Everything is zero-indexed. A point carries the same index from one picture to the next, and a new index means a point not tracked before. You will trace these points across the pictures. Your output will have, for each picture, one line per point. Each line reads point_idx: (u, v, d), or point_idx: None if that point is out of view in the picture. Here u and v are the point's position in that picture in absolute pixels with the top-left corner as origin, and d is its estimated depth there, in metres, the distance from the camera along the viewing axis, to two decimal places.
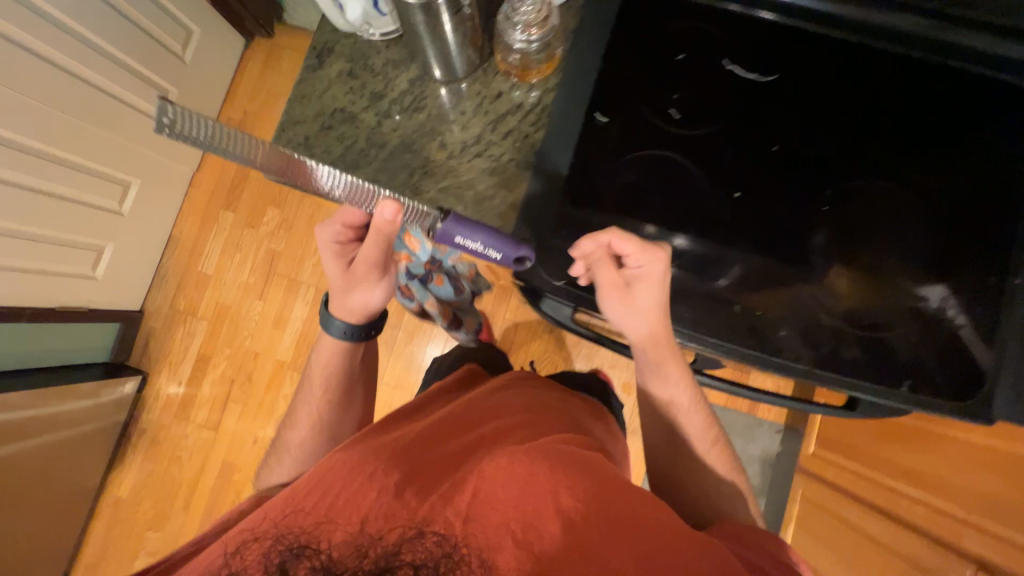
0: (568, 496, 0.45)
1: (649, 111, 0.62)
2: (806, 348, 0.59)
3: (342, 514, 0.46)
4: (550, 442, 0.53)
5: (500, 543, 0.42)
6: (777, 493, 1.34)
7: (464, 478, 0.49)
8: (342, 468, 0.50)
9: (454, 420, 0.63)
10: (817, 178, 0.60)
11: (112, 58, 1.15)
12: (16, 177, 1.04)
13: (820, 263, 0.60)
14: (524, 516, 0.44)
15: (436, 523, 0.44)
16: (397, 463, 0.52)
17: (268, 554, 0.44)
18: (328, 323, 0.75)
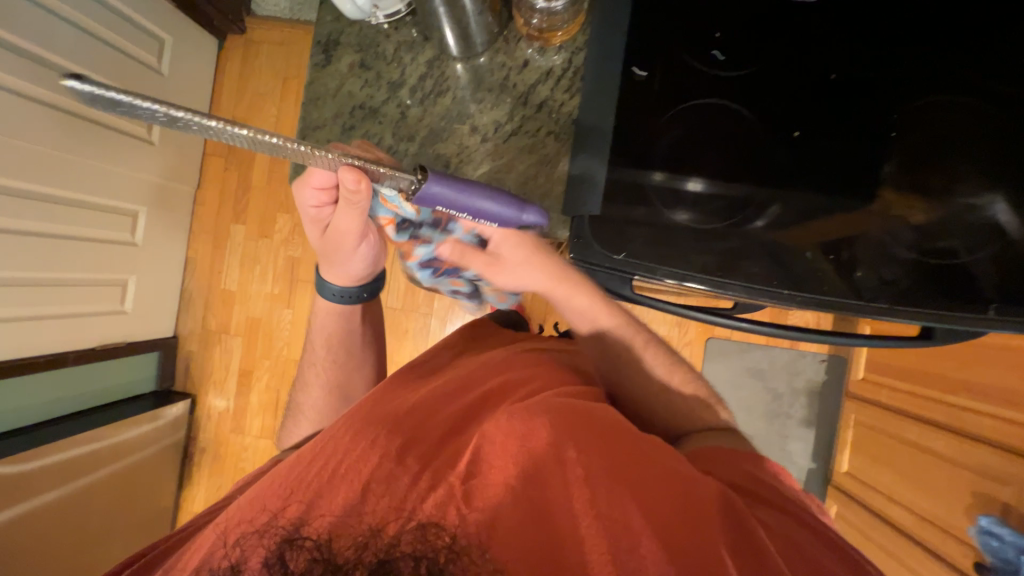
0: (565, 451, 0.48)
1: (692, 57, 0.58)
2: (884, 285, 0.57)
3: (344, 481, 0.47)
4: (546, 396, 0.55)
5: (497, 502, 0.44)
6: (827, 420, 1.37)
7: (460, 447, 0.51)
8: (341, 440, 0.52)
9: (449, 381, 0.64)
10: (875, 102, 0.57)
11: (93, 80, 1.09)
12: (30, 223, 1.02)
13: (888, 193, 0.58)
14: (521, 471, 0.47)
15: (437, 488, 0.45)
16: (396, 433, 0.53)
17: (264, 543, 0.42)
18: (321, 284, 0.78)
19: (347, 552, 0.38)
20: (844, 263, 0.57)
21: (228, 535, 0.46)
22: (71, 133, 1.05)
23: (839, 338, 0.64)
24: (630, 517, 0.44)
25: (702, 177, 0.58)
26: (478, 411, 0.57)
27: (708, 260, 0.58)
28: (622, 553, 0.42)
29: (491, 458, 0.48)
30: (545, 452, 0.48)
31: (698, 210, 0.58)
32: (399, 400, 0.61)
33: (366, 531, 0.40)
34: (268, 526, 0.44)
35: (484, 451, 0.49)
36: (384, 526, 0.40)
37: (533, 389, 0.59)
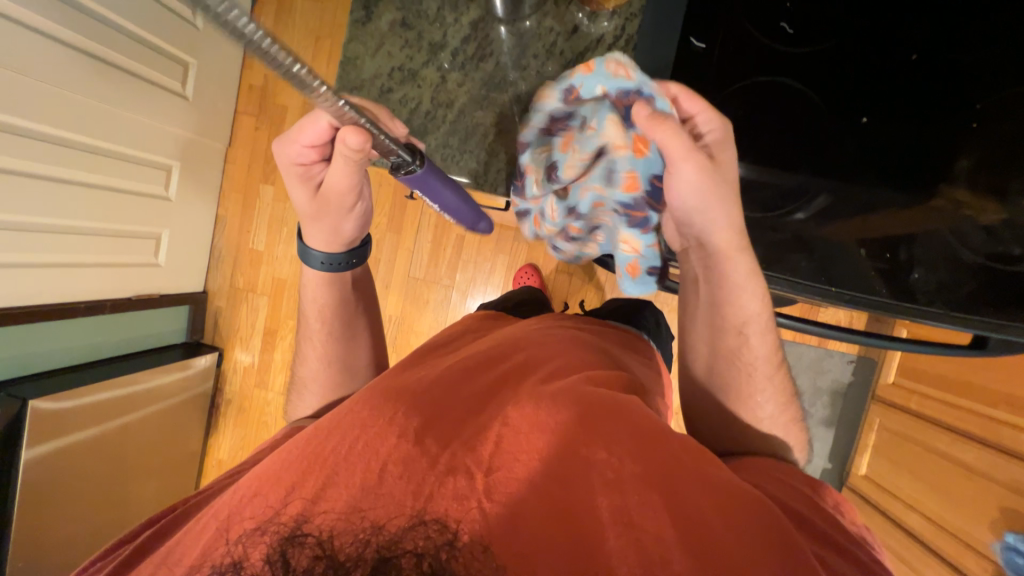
0: (598, 447, 0.45)
1: (755, 32, 0.54)
2: (943, 291, 0.53)
3: (357, 459, 0.44)
4: (581, 385, 0.52)
5: (518, 496, 0.41)
6: (849, 422, 1.34)
7: (483, 430, 0.48)
8: (356, 415, 0.49)
9: (475, 359, 0.61)
10: (957, 89, 0.53)
11: (132, 32, 1.09)
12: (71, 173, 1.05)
13: (956, 188, 0.55)
14: (546, 465, 0.44)
15: (455, 475, 0.42)
16: (414, 408, 0.50)
17: (263, 538, 0.39)
18: (305, 256, 0.67)
19: (349, 548, 0.37)
20: (901, 263, 0.54)
21: (226, 522, 0.42)
22: (109, 84, 1.06)
23: (879, 340, 0.61)
24: (662, 527, 0.40)
25: (739, 163, 0.57)
26: (505, 393, 0.54)
27: (754, 252, 0.55)
28: (652, 567, 0.37)
29: (516, 445, 0.45)
30: (575, 446, 0.45)
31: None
32: (420, 375, 0.58)
33: (368, 525, 0.38)
34: (270, 519, 0.40)
35: (510, 438, 0.46)
36: (388, 521, 0.39)
37: (566, 375, 0.55)
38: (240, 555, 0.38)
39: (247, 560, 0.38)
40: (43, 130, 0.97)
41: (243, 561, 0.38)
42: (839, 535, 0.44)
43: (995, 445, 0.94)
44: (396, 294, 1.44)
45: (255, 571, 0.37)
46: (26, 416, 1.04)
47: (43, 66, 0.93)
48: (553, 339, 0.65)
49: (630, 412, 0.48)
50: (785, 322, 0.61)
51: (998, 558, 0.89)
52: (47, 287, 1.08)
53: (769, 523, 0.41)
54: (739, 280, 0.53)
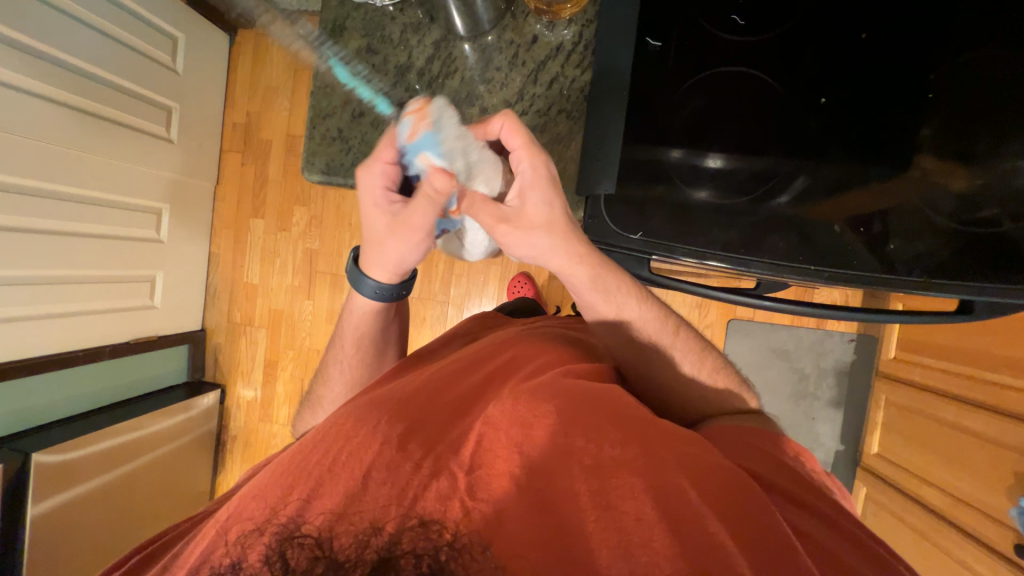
0: (574, 434, 0.45)
1: (709, 25, 0.56)
2: (920, 259, 0.54)
3: (342, 467, 0.43)
4: (554, 376, 0.52)
5: (502, 495, 0.41)
6: (856, 401, 1.33)
7: (466, 433, 0.48)
8: (342, 425, 0.48)
9: (459, 363, 0.62)
10: (914, 60, 0.54)
11: (114, 81, 1.11)
12: (59, 224, 1.06)
13: (924, 158, 0.54)
14: (528, 459, 0.43)
15: (439, 477, 0.42)
16: (399, 415, 0.50)
17: (257, 541, 0.39)
18: (359, 283, 0.63)
19: (349, 549, 0.38)
20: (873, 234, 0.55)
21: (226, 529, 0.42)
22: (91, 132, 1.08)
23: (868, 314, 0.61)
24: (643, 508, 0.40)
25: (722, 155, 0.56)
26: (487, 393, 0.54)
27: (730, 237, 0.56)
28: (632, 547, 0.38)
29: (498, 444, 0.45)
30: (553, 438, 0.45)
31: (719, 186, 0.56)
32: (401, 385, 0.57)
33: (367, 526, 0.39)
34: (265, 520, 0.41)
35: (494, 436, 0.46)
36: (381, 521, 0.39)
37: (547, 369, 0.55)
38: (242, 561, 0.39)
39: (245, 561, 0.38)
40: (30, 184, 0.99)
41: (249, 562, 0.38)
42: (805, 494, 0.48)
43: (1001, 410, 0.94)
44: None
45: (254, 572, 0.38)
46: (30, 471, 1.03)
47: (21, 120, 0.94)
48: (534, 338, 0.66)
49: (600, 398, 0.49)
50: (771, 305, 0.61)
51: (1017, 525, 0.88)
52: (43, 338, 1.09)
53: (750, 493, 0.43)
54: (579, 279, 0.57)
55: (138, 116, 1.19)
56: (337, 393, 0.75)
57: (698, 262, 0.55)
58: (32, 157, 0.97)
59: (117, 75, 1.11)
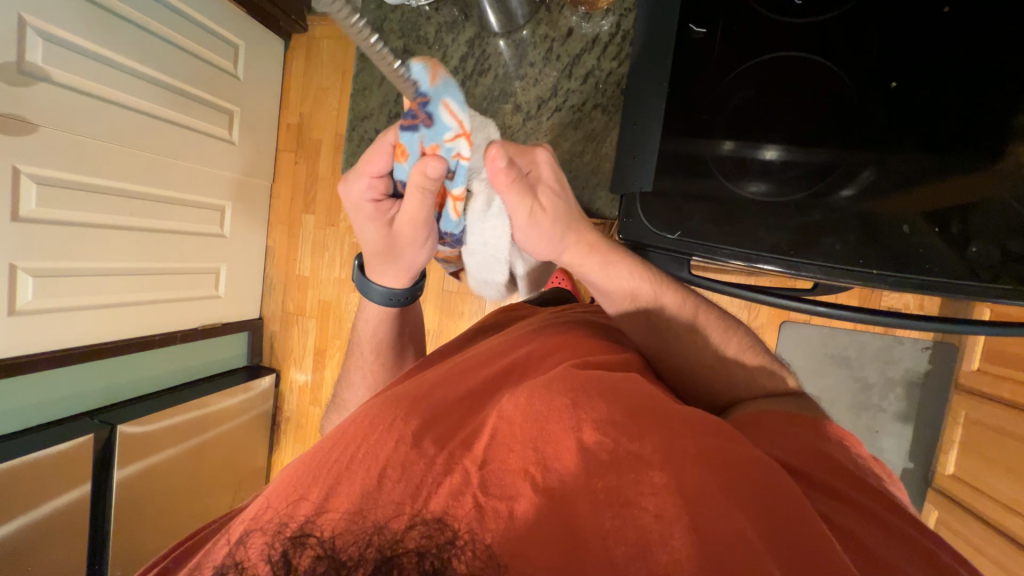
0: (594, 430, 0.45)
1: (760, 7, 0.51)
2: (1008, 264, 0.48)
3: (359, 464, 0.44)
4: (570, 371, 0.52)
5: (518, 489, 0.40)
6: (929, 415, 1.21)
7: (480, 428, 0.48)
8: (361, 422, 0.49)
9: (478, 358, 0.62)
10: (1007, 34, 0.47)
11: (181, 87, 1.21)
12: (129, 220, 1.17)
13: (1019, 148, 0.47)
14: (542, 458, 0.43)
15: (451, 474, 0.42)
16: (423, 412, 0.50)
17: (261, 548, 0.40)
18: (367, 290, 0.68)
19: (351, 548, 0.38)
20: (951, 237, 0.49)
21: (237, 540, 0.41)
22: (157, 135, 1.18)
23: (941, 323, 0.54)
24: (663, 504, 0.40)
25: (778, 145, 0.51)
26: (503, 390, 0.54)
27: (778, 238, 0.51)
28: (650, 545, 0.38)
29: (512, 442, 0.44)
30: (569, 436, 0.44)
31: (776, 180, 0.52)
32: (417, 382, 0.58)
33: (370, 526, 0.39)
34: (268, 518, 0.42)
35: (507, 436, 0.45)
36: (389, 520, 0.39)
37: (562, 363, 0.56)
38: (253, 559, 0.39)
39: (247, 560, 0.39)
40: (100, 182, 1.09)
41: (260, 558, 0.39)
42: (839, 484, 0.47)
43: None
44: (433, 309, 1.48)
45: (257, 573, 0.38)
46: (116, 439, 1.17)
47: (102, 125, 1.06)
48: (554, 331, 0.65)
49: (612, 395, 0.49)
50: (826, 311, 0.56)
51: None
52: (121, 324, 1.22)
53: (775, 491, 0.42)
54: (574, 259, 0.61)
55: (202, 119, 1.28)
56: (368, 386, 0.78)
57: (744, 264, 0.51)
58: (102, 156, 1.08)
59: (185, 82, 1.21)
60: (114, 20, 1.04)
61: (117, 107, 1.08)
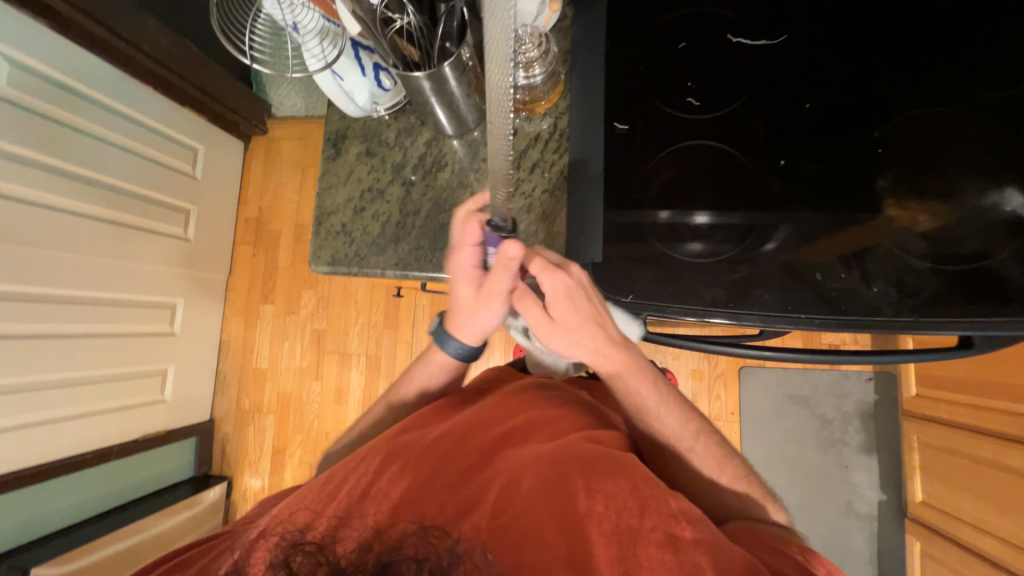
0: (595, 500, 0.47)
1: (668, 107, 0.62)
2: (907, 299, 0.56)
3: (371, 501, 0.48)
4: (578, 442, 0.53)
5: (522, 538, 0.45)
6: (887, 442, 1.28)
7: (491, 480, 0.50)
8: (371, 465, 0.53)
9: (490, 404, 0.64)
10: (858, 120, 0.59)
11: (136, 189, 1.22)
12: (66, 326, 1.10)
13: (888, 205, 0.58)
14: (546, 513, 0.47)
15: (461, 516, 0.46)
16: (431, 461, 0.53)
17: (269, 552, 0.43)
18: (443, 342, 0.69)
19: (350, 553, 0.40)
20: (857, 278, 0.57)
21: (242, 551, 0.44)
22: (108, 239, 1.16)
23: (873, 356, 0.61)
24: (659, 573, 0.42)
25: (706, 210, 0.60)
26: (515, 435, 0.57)
27: (716, 294, 0.58)
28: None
29: (516, 509, 0.47)
30: (573, 501, 0.47)
31: (709, 240, 0.59)
32: (426, 428, 0.59)
33: (374, 533, 0.42)
34: (277, 533, 0.45)
35: (513, 495, 0.48)
36: (391, 528, 0.43)
37: (573, 425, 0.58)
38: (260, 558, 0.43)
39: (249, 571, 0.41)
40: (39, 292, 1.04)
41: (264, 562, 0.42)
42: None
43: None
44: None
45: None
46: None
47: (49, 233, 1.04)
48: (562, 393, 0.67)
49: (621, 467, 0.49)
50: (772, 354, 0.61)
51: None
52: (41, 447, 1.10)
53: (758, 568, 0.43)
54: (591, 355, 0.61)
55: (156, 219, 1.28)
56: None
57: (691, 318, 0.56)
58: (48, 264, 1.05)
59: (143, 187, 1.24)
60: (70, 134, 1.06)
61: (68, 214, 1.08)
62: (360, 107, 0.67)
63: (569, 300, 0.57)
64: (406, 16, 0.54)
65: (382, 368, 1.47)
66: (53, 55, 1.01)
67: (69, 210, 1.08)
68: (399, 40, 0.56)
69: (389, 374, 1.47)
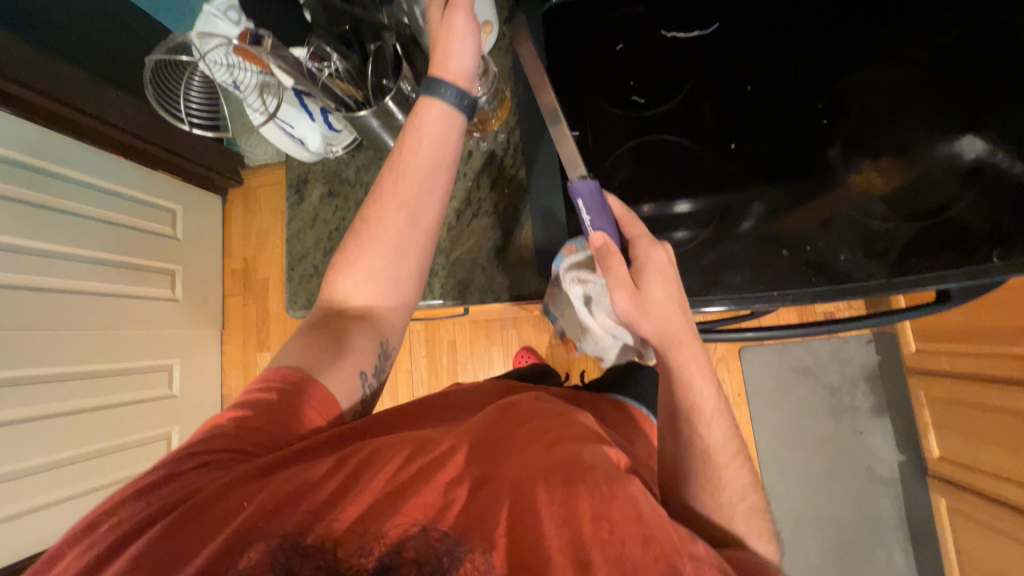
0: (601, 523, 0.39)
1: (613, 108, 0.63)
2: (872, 263, 0.56)
3: (374, 494, 0.43)
4: (589, 456, 0.44)
5: (537, 542, 0.39)
6: (898, 402, 1.27)
7: (509, 481, 0.44)
8: (380, 450, 0.47)
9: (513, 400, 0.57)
10: (802, 94, 0.60)
11: (119, 259, 1.23)
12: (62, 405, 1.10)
13: (842, 172, 0.59)
14: (569, 515, 0.40)
15: (474, 518, 0.41)
16: (446, 453, 0.46)
17: (264, 549, 0.40)
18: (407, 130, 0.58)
19: (350, 557, 0.39)
20: (823, 251, 0.57)
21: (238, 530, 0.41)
22: (97, 311, 1.17)
23: (848, 323, 0.62)
24: None
25: (688, 198, 0.60)
26: (543, 429, 0.50)
27: (690, 283, 0.59)
28: None
29: (532, 512, 0.41)
30: (578, 525, 0.39)
31: (691, 226, 0.60)
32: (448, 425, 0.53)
33: (371, 534, 0.40)
34: (273, 527, 0.41)
35: (519, 505, 0.42)
36: (389, 531, 0.41)
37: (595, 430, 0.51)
38: (232, 555, 0.39)
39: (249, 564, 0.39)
40: (32, 375, 1.04)
41: (242, 562, 0.39)
42: None
43: None
44: None
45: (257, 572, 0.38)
46: None
47: (36, 315, 1.05)
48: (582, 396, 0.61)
49: (627, 490, 0.41)
50: (755, 336, 0.62)
51: None
52: (49, 530, 1.08)
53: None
54: (658, 339, 0.52)
55: (141, 285, 1.29)
56: None
57: None
58: (39, 345, 1.05)
59: (127, 255, 1.25)
60: (46, 215, 1.07)
61: (54, 292, 1.09)
62: (313, 151, 0.69)
63: (661, 275, 0.52)
64: (332, 59, 0.55)
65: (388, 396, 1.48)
66: (19, 139, 1.01)
67: (55, 289, 1.09)
68: (332, 82, 0.56)
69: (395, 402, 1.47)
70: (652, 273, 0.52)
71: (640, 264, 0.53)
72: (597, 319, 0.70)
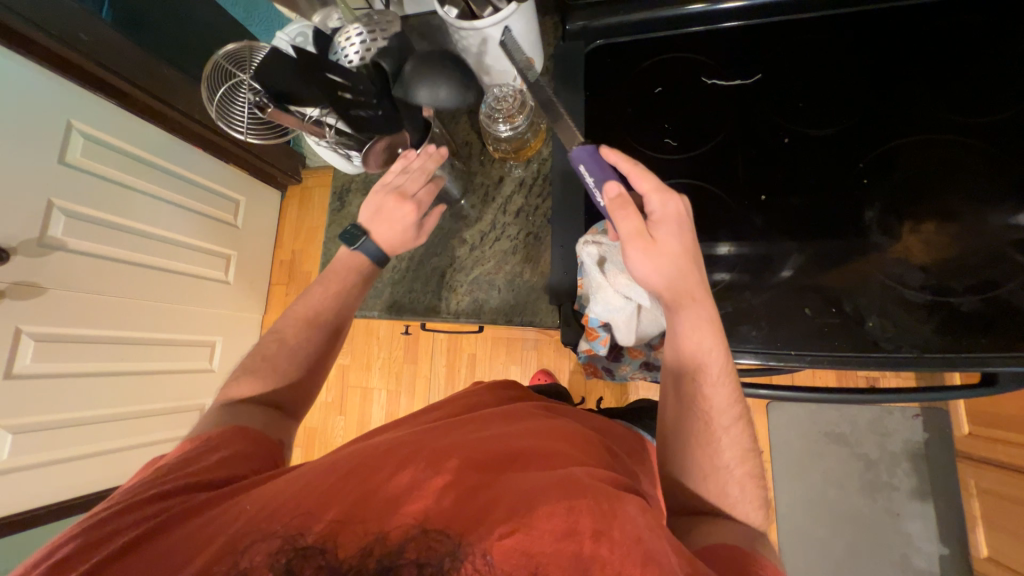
0: (600, 541, 0.37)
1: (645, 149, 0.64)
2: (904, 334, 0.53)
3: (371, 497, 0.42)
4: (587, 477, 0.43)
5: (535, 545, 0.37)
6: (945, 488, 1.15)
7: (501, 491, 0.42)
8: (373, 453, 0.47)
9: (506, 412, 0.57)
10: (842, 152, 0.58)
11: (184, 241, 1.36)
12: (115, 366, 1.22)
13: (877, 236, 0.56)
14: (566, 526, 0.38)
15: (471, 523, 0.39)
16: (433, 458, 0.45)
17: (267, 551, 0.38)
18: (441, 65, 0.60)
19: (350, 556, 0.38)
20: (850, 316, 0.55)
21: (232, 536, 0.39)
22: (156, 286, 1.30)
23: (874, 394, 0.58)
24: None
25: (731, 243, 0.60)
26: (532, 445, 0.49)
27: None
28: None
29: (528, 514, 0.39)
30: (576, 541, 0.37)
31: (731, 269, 0.59)
32: (439, 430, 0.52)
33: (372, 535, 0.39)
34: (270, 530, 0.39)
35: (515, 510, 0.39)
36: (390, 530, 0.39)
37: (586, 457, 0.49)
38: (236, 552, 0.38)
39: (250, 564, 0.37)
40: (96, 336, 1.17)
41: (244, 562, 0.38)
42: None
43: None
44: None
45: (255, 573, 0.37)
46: None
47: (107, 283, 1.18)
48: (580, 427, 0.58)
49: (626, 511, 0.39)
50: (768, 392, 0.61)
51: None
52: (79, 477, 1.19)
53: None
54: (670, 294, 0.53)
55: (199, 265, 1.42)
56: None
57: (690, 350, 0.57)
58: (105, 311, 1.18)
59: (191, 237, 1.38)
60: (131, 195, 1.21)
61: (125, 265, 1.22)
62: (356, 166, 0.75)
63: (677, 226, 0.52)
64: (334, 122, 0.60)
65: (404, 399, 1.52)
66: (117, 128, 1.16)
67: (126, 262, 1.22)
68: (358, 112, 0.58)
69: (410, 404, 1.51)
70: (670, 226, 0.52)
71: (656, 218, 0.53)
72: (612, 283, 0.58)
